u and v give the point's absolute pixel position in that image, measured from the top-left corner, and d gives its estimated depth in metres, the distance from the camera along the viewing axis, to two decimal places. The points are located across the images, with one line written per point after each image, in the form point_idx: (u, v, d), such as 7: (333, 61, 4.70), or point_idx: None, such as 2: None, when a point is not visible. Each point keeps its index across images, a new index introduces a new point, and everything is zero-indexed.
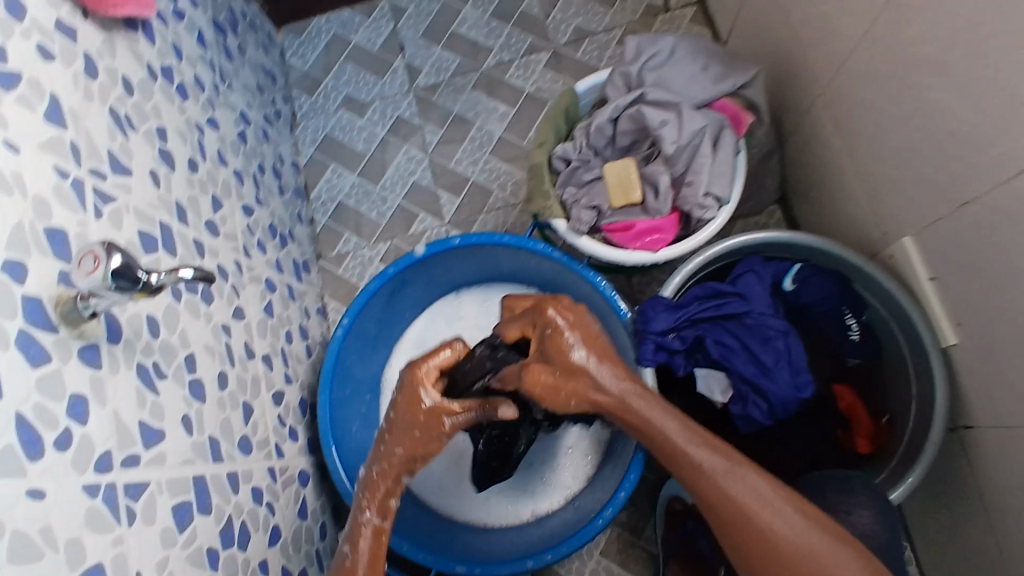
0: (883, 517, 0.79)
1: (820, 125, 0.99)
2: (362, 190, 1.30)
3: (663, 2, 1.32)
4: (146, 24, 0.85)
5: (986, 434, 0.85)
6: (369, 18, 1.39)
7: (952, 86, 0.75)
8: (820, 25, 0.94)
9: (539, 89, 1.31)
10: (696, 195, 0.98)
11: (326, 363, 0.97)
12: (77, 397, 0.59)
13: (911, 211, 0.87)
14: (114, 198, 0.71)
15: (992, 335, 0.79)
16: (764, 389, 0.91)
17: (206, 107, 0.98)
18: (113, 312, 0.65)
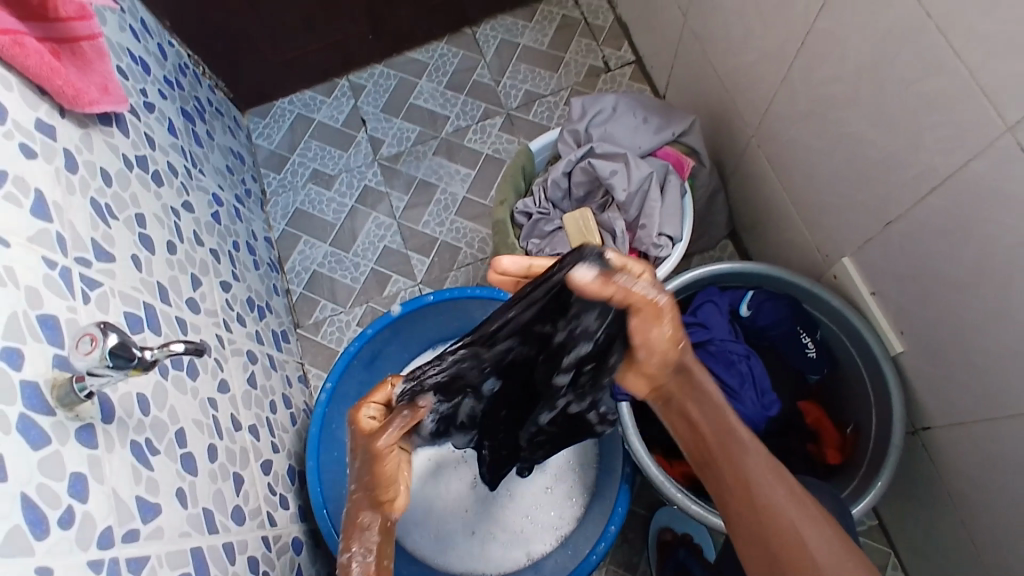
0: (841, 517, 0.75)
1: (758, 162, 1.07)
2: (335, 258, 1.36)
3: (604, 63, 1.44)
4: (119, 118, 0.92)
5: (943, 434, 0.89)
6: (330, 96, 1.48)
7: (864, 116, 0.80)
8: (741, 63, 1.02)
9: (497, 150, 1.41)
10: (650, 236, 1.01)
11: (312, 429, 1.02)
12: (76, 475, 0.62)
13: (846, 233, 0.93)
14: (100, 283, 0.76)
15: (930, 334, 0.84)
16: (735, 411, 0.93)
17: (180, 191, 1.05)
18: (107, 393, 0.69)
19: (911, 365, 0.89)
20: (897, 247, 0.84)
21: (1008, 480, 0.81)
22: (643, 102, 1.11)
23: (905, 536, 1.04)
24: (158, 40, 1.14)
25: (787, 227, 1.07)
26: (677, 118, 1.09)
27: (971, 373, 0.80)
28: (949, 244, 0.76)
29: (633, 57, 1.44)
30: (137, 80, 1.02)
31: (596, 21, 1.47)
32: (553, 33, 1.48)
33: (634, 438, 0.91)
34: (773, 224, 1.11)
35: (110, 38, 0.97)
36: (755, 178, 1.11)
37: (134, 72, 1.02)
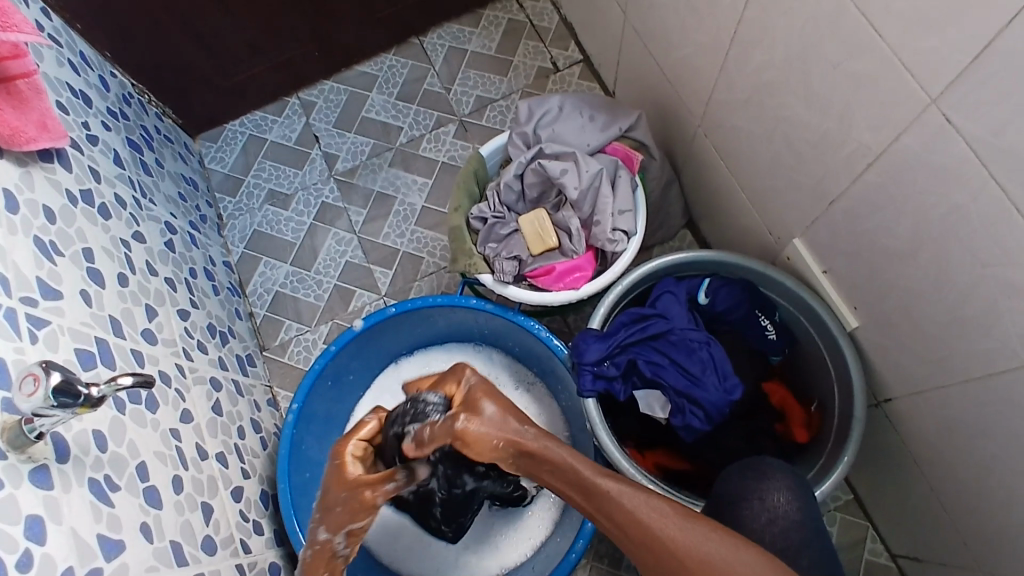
0: (800, 498, 0.70)
1: (706, 150, 1.08)
2: (297, 277, 1.35)
3: (552, 64, 1.45)
4: (61, 153, 0.91)
5: (903, 404, 0.90)
6: (281, 116, 1.47)
7: (798, 100, 0.82)
8: (681, 55, 1.03)
9: (452, 158, 1.41)
10: (605, 231, 1.02)
11: (283, 452, 1.01)
12: (33, 518, 0.61)
13: (794, 216, 0.94)
14: (48, 321, 0.74)
15: (881, 307, 0.86)
16: (698, 398, 0.93)
17: (130, 222, 1.03)
18: (60, 432, 0.68)
19: (868, 339, 0.91)
20: (842, 225, 0.86)
21: (967, 442, 0.82)
22: (588, 100, 1.11)
23: (879, 506, 1.06)
24: (99, 71, 1.13)
25: (740, 213, 1.09)
26: (623, 113, 1.10)
27: (921, 340, 0.82)
28: (888, 217, 0.77)
29: (580, 56, 1.45)
30: (78, 113, 1.00)
31: (542, 23, 1.48)
32: (500, 38, 1.48)
33: (603, 434, 0.91)
34: (726, 211, 1.12)
35: (46, 73, 0.96)
36: (705, 167, 1.12)
37: (75, 105, 1.00)
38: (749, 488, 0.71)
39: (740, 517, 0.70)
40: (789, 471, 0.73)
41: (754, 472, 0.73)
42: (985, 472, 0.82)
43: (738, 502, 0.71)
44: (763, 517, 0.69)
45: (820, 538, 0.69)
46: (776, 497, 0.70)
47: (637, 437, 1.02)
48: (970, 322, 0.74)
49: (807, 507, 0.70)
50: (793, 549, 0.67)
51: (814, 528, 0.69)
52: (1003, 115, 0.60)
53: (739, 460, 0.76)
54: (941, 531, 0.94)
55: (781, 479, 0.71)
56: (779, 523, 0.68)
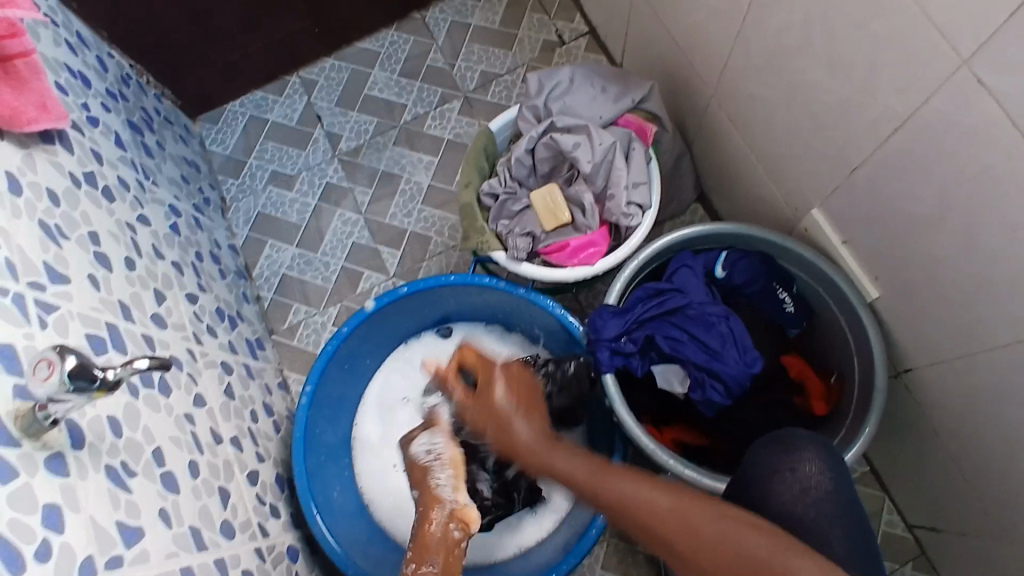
0: (833, 469, 0.69)
1: (720, 121, 1.06)
2: (304, 260, 1.33)
3: (558, 37, 1.42)
4: (62, 135, 0.88)
5: (924, 374, 0.89)
6: (282, 95, 1.44)
7: (820, 66, 0.80)
8: (695, 23, 1.00)
9: (458, 135, 1.38)
10: (620, 205, 1.00)
11: (297, 434, 1.00)
12: (51, 507, 0.60)
13: (813, 186, 0.93)
14: (57, 307, 0.73)
15: (904, 276, 0.84)
16: (719, 372, 0.92)
17: (134, 205, 1.01)
18: (74, 418, 0.66)
19: (889, 309, 0.90)
20: (864, 192, 0.84)
21: (991, 411, 0.81)
22: (599, 72, 1.09)
23: (897, 477, 1.06)
24: (96, 51, 1.10)
25: (755, 185, 1.07)
26: (635, 84, 1.07)
27: (945, 310, 0.81)
28: (914, 184, 0.76)
29: (586, 28, 1.42)
30: (77, 94, 0.98)
31: None
32: (504, 11, 1.45)
33: (623, 409, 0.90)
34: (740, 182, 1.10)
35: (44, 54, 0.93)
36: (719, 139, 1.10)
37: (73, 86, 0.98)
38: (778, 460, 0.70)
39: (772, 490, 0.68)
40: (819, 442, 0.71)
41: (783, 444, 0.71)
42: (1009, 441, 0.81)
43: (770, 476, 0.69)
44: (795, 488, 0.67)
45: (854, 509, 0.67)
46: (808, 468, 0.68)
47: (655, 412, 1.01)
48: (997, 289, 0.72)
49: (839, 478, 0.69)
50: (827, 520, 0.65)
51: (847, 497, 0.67)
52: None
53: (765, 434, 0.74)
54: (962, 500, 0.94)
55: (811, 451, 0.70)
56: (812, 494, 0.67)
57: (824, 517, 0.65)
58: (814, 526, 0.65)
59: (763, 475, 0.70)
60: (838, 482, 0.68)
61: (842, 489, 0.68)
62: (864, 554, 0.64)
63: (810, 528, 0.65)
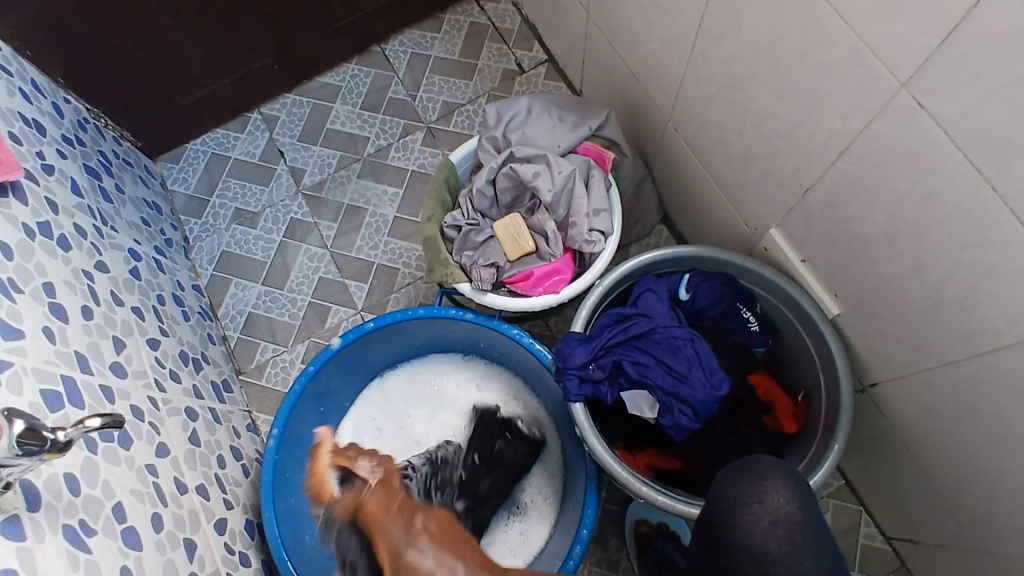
0: (805, 503, 0.65)
1: (678, 146, 1.08)
2: (270, 297, 1.32)
3: (518, 66, 1.44)
4: (16, 186, 0.87)
5: (887, 388, 0.90)
6: (243, 132, 1.43)
7: (769, 92, 0.82)
8: (648, 51, 1.02)
9: (421, 165, 1.39)
10: (581, 232, 1.01)
11: (265, 478, 0.98)
12: (5, 572, 0.59)
13: (769, 208, 0.94)
14: (10, 363, 0.71)
15: (859, 293, 0.86)
16: (686, 396, 0.92)
17: (92, 252, 0.99)
18: (29, 479, 0.65)
19: (849, 326, 0.91)
20: (817, 213, 0.85)
21: (953, 425, 0.82)
22: (556, 101, 1.10)
23: (870, 490, 1.07)
24: (52, 98, 1.10)
25: (715, 206, 1.08)
26: (592, 113, 1.09)
27: (903, 327, 0.82)
28: (864, 204, 0.77)
29: (545, 56, 1.44)
30: (32, 143, 0.97)
31: (504, 24, 1.47)
32: (463, 42, 1.47)
33: (594, 439, 0.90)
34: (701, 205, 1.12)
35: None
36: (678, 163, 1.11)
37: (27, 135, 0.97)
38: (747, 490, 0.66)
39: (740, 521, 0.64)
40: (785, 469, 0.68)
41: (751, 474, 0.68)
42: (973, 452, 0.82)
43: (737, 506, 0.65)
44: (763, 520, 0.63)
45: (824, 540, 0.62)
46: (776, 497, 0.64)
47: (627, 438, 1.01)
48: (947, 307, 0.74)
49: (809, 509, 0.65)
50: (798, 550, 0.60)
51: (818, 529, 0.63)
52: (970, 101, 0.59)
53: (734, 464, 0.70)
54: (935, 510, 0.94)
55: (778, 478, 0.66)
56: (782, 524, 0.62)
57: (797, 549, 0.60)
58: (784, 557, 0.60)
59: (727, 506, 0.66)
60: (807, 514, 0.64)
61: (812, 522, 0.63)
62: None
63: (781, 559, 0.60)
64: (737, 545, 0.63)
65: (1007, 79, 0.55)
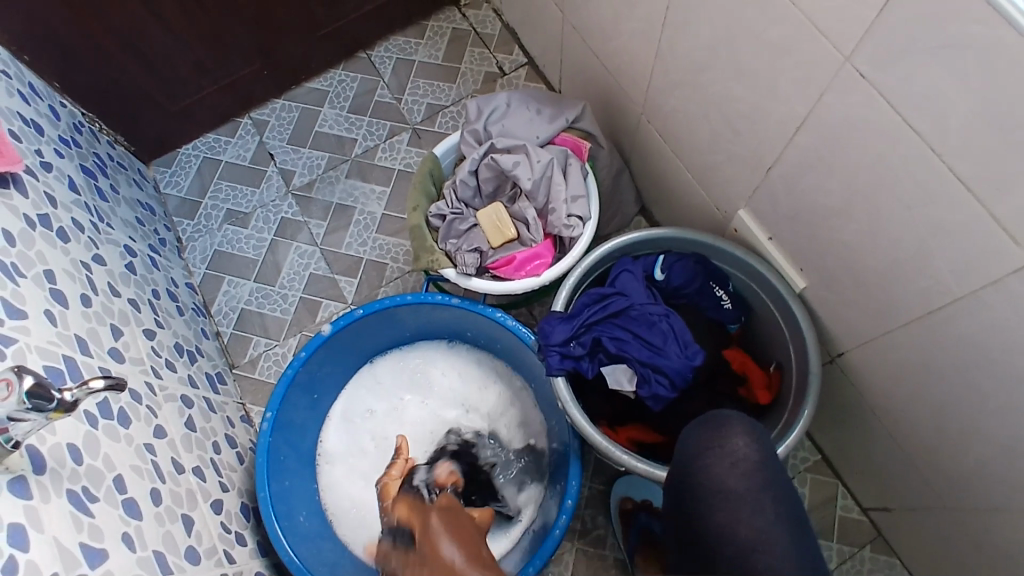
0: (762, 444, 0.69)
1: (651, 136, 1.13)
2: (262, 293, 1.35)
3: (499, 69, 1.49)
4: (16, 178, 0.91)
5: (853, 355, 0.95)
6: (233, 136, 1.48)
7: (730, 76, 0.87)
8: (620, 46, 1.08)
9: (407, 165, 1.43)
10: (560, 218, 1.05)
11: (259, 460, 1.01)
12: (14, 527, 0.62)
13: (737, 188, 0.99)
14: (15, 339, 0.75)
15: (822, 264, 0.91)
16: (662, 367, 0.96)
17: (89, 245, 1.03)
18: (34, 444, 0.68)
19: (816, 297, 0.96)
20: (781, 189, 0.90)
21: (915, 384, 0.87)
22: (534, 96, 1.15)
23: (844, 460, 1.12)
24: (48, 101, 1.14)
25: (688, 192, 1.13)
26: (568, 106, 1.14)
27: (863, 291, 0.87)
28: (820, 175, 0.82)
29: (525, 59, 1.50)
30: (31, 141, 1.01)
31: (485, 30, 1.53)
32: (446, 47, 1.52)
33: (575, 410, 0.94)
34: (675, 192, 1.17)
35: None
36: (652, 152, 1.17)
37: (26, 133, 1.01)
38: (708, 438, 0.70)
39: (704, 467, 0.68)
40: (743, 417, 0.72)
41: (712, 423, 0.72)
42: (934, 410, 0.86)
43: (701, 454, 0.70)
44: (725, 463, 0.68)
45: (781, 477, 0.68)
46: (736, 442, 0.69)
47: (608, 413, 1.05)
48: (901, 269, 0.79)
49: (766, 450, 0.69)
50: (757, 487, 0.65)
51: (774, 468, 0.68)
52: (907, 69, 0.65)
53: (698, 417, 0.75)
54: (905, 473, 0.99)
55: (737, 425, 0.71)
56: (742, 465, 0.67)
57: (755, 486, 0.65)
58: (746, 496, 0.65)
59: (693, 455, 0.70)
60: (764, 453, 0.69)
61: (768, 460, 0.68)
62: (798, 522, 0.64)
63: (743, 497, 0.65)
64: (703, 489, 0.67)
65: (937, 43, 0.61)
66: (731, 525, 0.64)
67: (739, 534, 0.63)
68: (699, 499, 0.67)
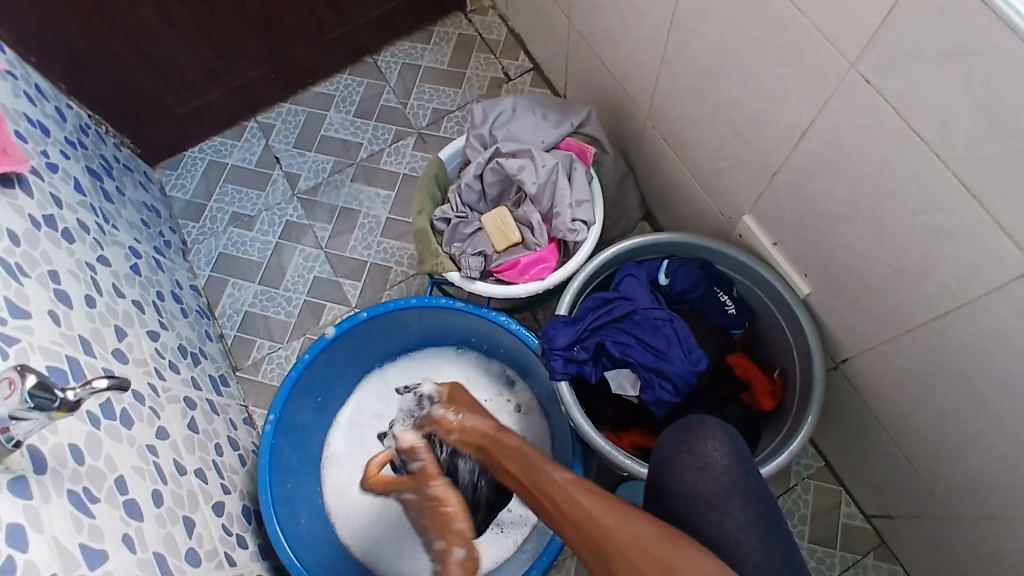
0: (736, 447, 0.69)
1: (656, 142, 1.14)
2: (266, 296, 1.36)
3: (504, 74, 1.50)
4: (22, 179, 0.91)
5: (858, 362, 0.95)
6: (240, 140, 1.48)
7: (735, 82, 0.87)
8: (625, 52, 1.08)
9: (412, 169, 1.44)
10: (565, 222, 1.05)
11: (262, 462, 1.01)
12: (14, 526, 0.62)
13: (742, 194, 0.99)
14: (18, 339, 0.75)
15: (827, 270, 0.91)
16: (666, 372, 0.96)
17: (94, 246, 1.03)
18: (36, 444, 0.68)
19: (820, 304, 0.95)
20: (786, 195, 0.90)
21: (920, 391, 0.87)
22: (539, 100, 1.16)
23: (847, 468, 1.11)
24: (55, 103, 1.14)
25: (692, 198, 1.13)
26: (573, 111, 1.15)
27: (867, 297, 0.86)
28: (825, 181, 0.82)
29: (530, 64, 1.50)
30: (37, 142, 1.01)
31: (491, 36, 1.53)
32: (451, 52, 1.53)
33: (578, 415, 0.93)
34: (679, 197, 1.17)
35: (5, 104, 0.97)
36: (657, 158, 1.17)
37: (33, 135, 1.01)
38: (680, 443, 0.70)
39: (676, 472, 0.69)
40: (718, 420, 0.72)
41: (685, 428, 0.71)
42: (939, 418, 0.86)
43: (673, 459, 0.69)
44: (695, 467, 0.67)
45: (755, 479, 0.67)
46: (707, 446, 0.68)
47: (611, 418, 1.04)
48: (906, 276, 0.79)
49: (739, 453, 0.68)
50: (726, 491, 0.65)
51: (746, 472, 0.67)
52: (911, 76, 0.65)
53: (674, 421, 0.74)
54: (909, 481, 0.98)
55: (710, 427, 0.70)
56: (712, 469, 0.67)
57: (725, 490, 0.65)
58: (714, 501, 0.65)
59: (664, 459, 0.70)
60: (737, 456, 0.68)
61: (742, 463, 0.68)
62: (769, 525, 0.64)
63: (711, 501, 0.65)
64: (674, 494, 0.68)
65: (940, 48, 0.61)
66: (700, 529, 0.64)
67: (706, 538, 0.63)
68: (670, 504, 0.68)
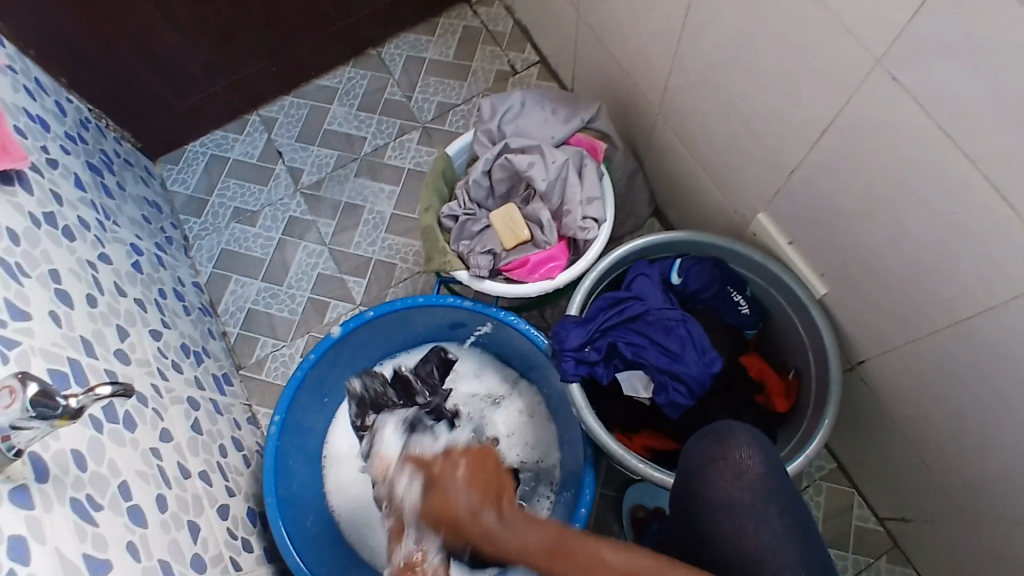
0: (768, 456, 0.67)
1: (668, 138, 1.11)
2: (269, 293, 1.33)
3: (511, 67, 1.47)
4: (21, 176, 0.89)
5: (874, 364, 0.93)
6: (242, 134, 1.46)
7: (753, 78, 0.85)
8: (637, 46, 1.06)
9: (417, 163, 1.41)
10: (575, 219, 1.03)
11: (268, 464, 0.99)
12: (16, 538, 0.60)
13: (757, 192, 0.97)
14: (18, 342, 0.73)
15: (844, 271, 0.89)
16: (680, 374, 0.95)
17: (95, 244, 1.01)
18: (37, 451, 0.66)
19: (837, 304, 0.93)
20: (803, 193, 0.88)
21: (939, 394, 0.85)
22: (549, 95, 1.13)
23: (860, 468, 1.10)
24: (54, 96, 1.12)
25: (704, 195, 1.11)
26: (584, 106, 1.12)
27: (886, 298, 0.85)
28: (845, 180, 0.80)
29: (537, 57, 1.48)
30: (36, 137, 0.99)
31: (497, 28, 1.51)
32: (457, 45, 1.50)
33: (589, 417, 0.92)
34: (691, 194, 1.15)
35: (3, 99, 0.95)
36: (668, 154, 1.15)
37: (32, 130, 0.99)
38: (713, 451, 0.68)
39: (708, 481, 0.67)
40: (749, 428, 0.70)
41: (716, 436, 0.69)
42: (958, 421, 0.84)
43: (704, 468, 0.68)
44: (730, 476, 0.66)
45: (786, 487, 0.66)
46: (741, 455, 0.67)
47: (620, 420, 1.02)
48: (927, 277, 0.77)
49: (772, 462, 0.67)
50: (762, 502, 0.64)
51: (780, 480, 0.66)
52: (941, 74, 0.63)
53: (701, 427, 0.72)
54: (924, 484, 0.97)
55: (742, 436, 0.68)
56: (747, 479, 0.66)
57: (761, 501, 0.64)
58: (752, 513, 0.64)
59: (695, 467, 0.69)
60: (770, 465, 0.67)
61: (775, 472, 0.66)
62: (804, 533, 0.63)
63: (748, 513, 0.64)
64: (708, 504, 0.66)
65: (972, 45, 0.59)
66: (738, 540, 0.63)
67: (746, 548, 0.62)
68: (703, 513, 0.66)
